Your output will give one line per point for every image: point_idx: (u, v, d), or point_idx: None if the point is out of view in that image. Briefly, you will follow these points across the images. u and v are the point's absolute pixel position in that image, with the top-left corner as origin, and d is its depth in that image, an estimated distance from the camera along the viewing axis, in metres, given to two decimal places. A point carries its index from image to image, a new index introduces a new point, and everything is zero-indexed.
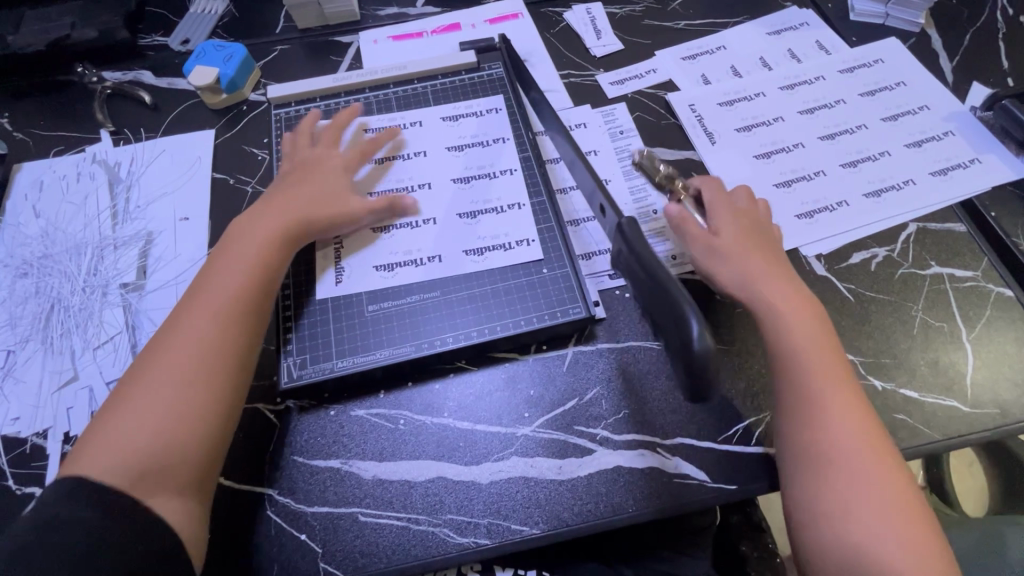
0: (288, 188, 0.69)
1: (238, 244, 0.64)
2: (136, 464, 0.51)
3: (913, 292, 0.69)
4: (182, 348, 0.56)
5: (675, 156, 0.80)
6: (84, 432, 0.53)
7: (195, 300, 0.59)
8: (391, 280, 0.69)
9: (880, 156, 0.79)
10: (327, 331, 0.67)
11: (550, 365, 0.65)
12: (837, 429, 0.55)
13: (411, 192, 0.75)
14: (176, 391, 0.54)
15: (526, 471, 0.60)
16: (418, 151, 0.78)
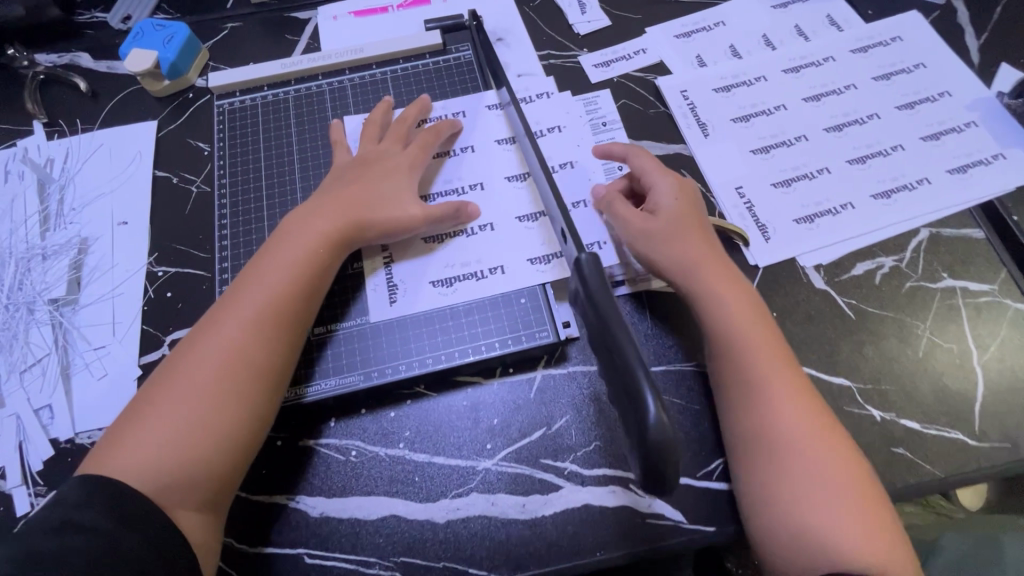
0: (336, 186, 0.64)
1: (280, 250, 0.59)
2: (159, 473, 0.50)
3: (920, 309, 0.63)
4: (216, 357, 0.54)
5: (665, 151, 0.72)
6: (117, 429, 0.52)
7: (234, 305, 0.56)
8: (450, 296, 0.63)
9: (892, 150, 0.70)
10: (373, 352, 0.61)
11: (516, 391, 0.60)
12: (781, 419, 0.52)
13: (462, 196, 0.68)
14: (207, 403, 0.52)
15: (485, 509, 0.55)
16: (467, 146, 0.70)
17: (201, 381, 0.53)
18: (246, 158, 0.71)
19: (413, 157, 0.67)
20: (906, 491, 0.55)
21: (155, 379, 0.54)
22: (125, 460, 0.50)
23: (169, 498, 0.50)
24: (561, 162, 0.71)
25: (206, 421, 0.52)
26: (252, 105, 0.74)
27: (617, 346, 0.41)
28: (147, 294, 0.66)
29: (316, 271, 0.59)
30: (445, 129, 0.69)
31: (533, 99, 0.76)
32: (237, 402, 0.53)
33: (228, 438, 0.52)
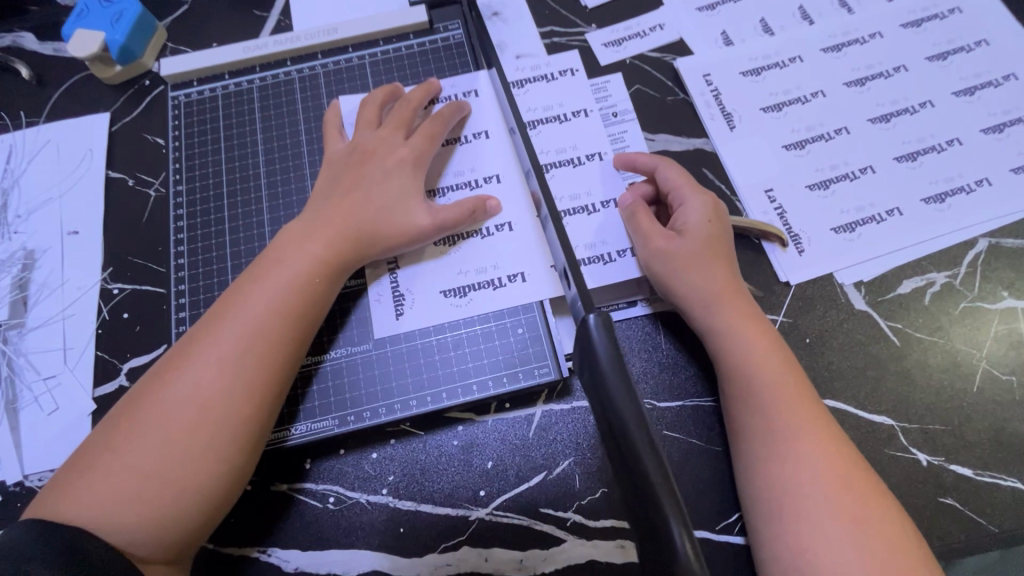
0: (338, 189, 0.55)
1: (274, 261, 0.51)
2: (124, 518, 0.41)
3: (975, 334, 0.55)
4: (201, 380, 0.45)
5: (684, 147, 0.63)
6: (79, 460, 0.43)
7: (223, 321, 0.48)
8: (465, 308, 0.55)
9: (947, 145, 0.61)
10: (377, 378, 0.54)
11: (513, 429, 0.53)
12: (797, 466, 0.44)
13: (476, 189, 0.59)
14: (186, 436, 0.43)
15: (478, 565, 0.49)
16: (480, 132, 0.61)
17: (180, 412, 0.44)
18: (207, 159, 0.63)
19: (419, 150, 0.57)
20: (955, 547, 0.48)
21: (128, 402, 0.45)
22: (84, 501, 0.41)
23: (139, 548, 0.41)
24: (591, 151, 0.61)
25: (186, 460, 0.43)
26: (212, 96, 0.66)
27: (627, 444, 0.30)
28: (102, 315, 0.59)
29: (318, 288, 0.51)
30: (451, 113, 0.59)
31: (555, 76, 0.65)
32: (224, 437, 0.44)
33: (213, 480, 0.44)
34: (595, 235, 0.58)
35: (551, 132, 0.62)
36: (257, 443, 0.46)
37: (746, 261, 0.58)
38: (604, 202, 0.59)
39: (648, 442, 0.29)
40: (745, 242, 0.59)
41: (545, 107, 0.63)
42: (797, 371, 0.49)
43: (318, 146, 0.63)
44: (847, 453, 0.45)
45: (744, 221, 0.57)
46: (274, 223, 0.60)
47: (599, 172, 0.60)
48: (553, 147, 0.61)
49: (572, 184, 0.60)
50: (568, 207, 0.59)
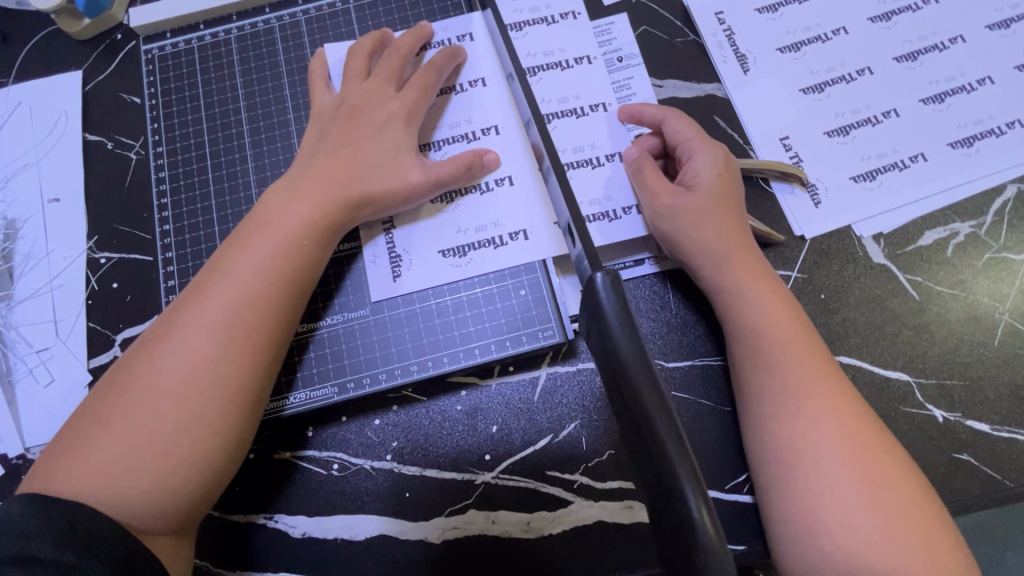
0: (324, 147, 0.52)
1: (258, 227, 0.48)
2: (121, 492, 0.40)
3: (998, 286, 0.52)
4: (190, 351, 0.43)
5: (694, 93, 0.59)
6: (72, 434, 0.42)
7: (209, 290, 0.45)
8: (464, 269, 0.53)
9: (978, 84, 0.57)
10: (375, 343, 0.53)
11: (517, 394, 0.52)
12: (808, 423, 0.43)
13: (473, 142, 0.56)
14: (177, 408, 0.42)
15: (485, 528, 0.49)
16: (476, 80, 0.57)
17: (170, 385, 0.42)
18: (186, 118, 0.59)
19: (412, 102, 0.54)
20: (967, 502, 0.48)
21: (118, 375, 0.44)
22: (78, 475, 0.40)
23: (139, 520, 0.41)
24: (595, 101, 0.57)
25: (180, 431, 0.42)
26: (186, 49, 0.61)
27: (638, 409, 0.28)
28: (90, 285, 0.57)
29: (306, 254, 0.48)
30: (445, 60, 0.55)
31: (556, 18, 0.60)
32: (217, 408, 0.43)
33: (208, 452, 0.43)
34: (600, 189, 0.55)
35: (552, 80, 0.58)
36: (252, 413, 0.45)
37: (759, 214, 0.55)
38: (610, 155, 0.56)
39: (661, 407, 0.27)
40: (758, 195, 0.56)
41: (546, 52, 0.59)
42: (807, 326, 0.47)
43: (303, 101, 0.59)
44: (858, 408, 0.44)
45: (760, 165, 0.54)
46: (261, 184, 0.57)
47: (604, 124, 0.57)
48: (554, 96, 0.57)
49: (575, 136, 0.56)
50: (571, 160, 0.56)
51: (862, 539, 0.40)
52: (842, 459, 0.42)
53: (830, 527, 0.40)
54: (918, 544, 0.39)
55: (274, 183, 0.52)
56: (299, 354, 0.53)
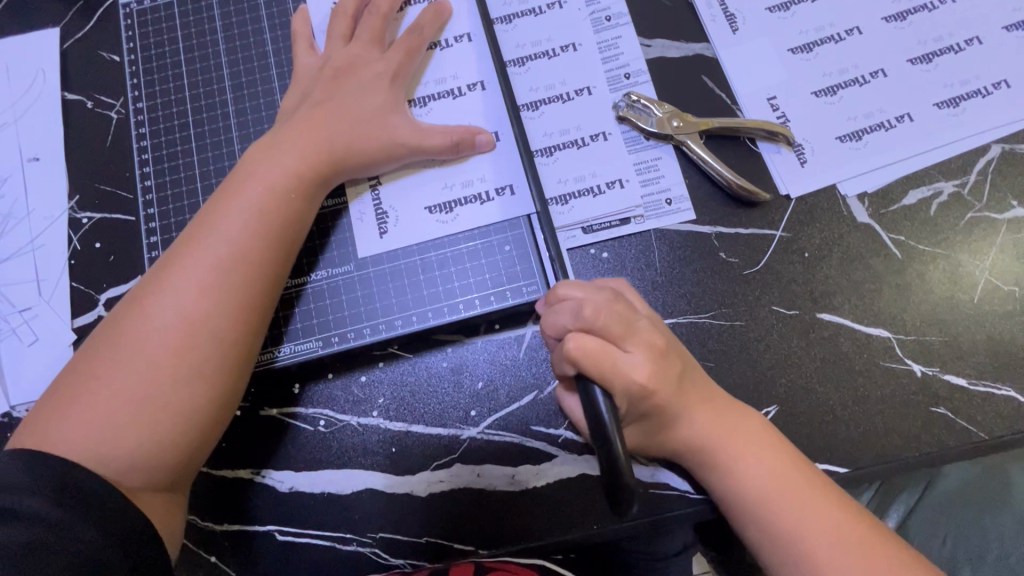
0: (307, 105, 0.52)
1: (243, 178, 0.48)
2: (118, 447, 0.41)
3: (979, 244, 0.53)
4: (178, 308, 0.43)
5: (683, 53, 0.58)
6: (63, 392, 0.42)
7: (195, 247, 0.45)
8: (450, 225, 0.53)
9: (967, 44, 0.57)
10: (360, 300, 0.53)
11: (503, 350, 0.52)
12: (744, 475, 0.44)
13: (457, 99, 0.55)
14: (168, 364, 0.42)
15: (470, 481, 0.50)
16: (461, 35, 0.57)
17: (160, 339, 0.43)
18: (167, 74, 0.59)
19: (396, 63, 0.54)
20: (942, 455, 0.49)
21: (106, 333, 0.44)
22: (73, 431, 0.41)
23: (131, 478, 0.41)
24: (579, 86, 0.57)
25: (173, 385, 0.42)
26: (166, 4, 0.60)
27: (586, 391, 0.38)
28: (73, 245, 0.56)
29: (292, 207, 0.48)
30: (430, 20, 0.56)
31: (543, 8, 0.59)
32: (209, 361, 0.43)
33: (199, 406, 0.43)
34: (587, 167, 0.55)
35: (539, 71, 0.58)
36: (243, 367, 0.46)
37: (745, 172, 0.55)
38: (594, 136, 0.56)
39: (610, 414, 0.36)
40: (746, 154, 0.56)
41: (534, 42, 0.58)
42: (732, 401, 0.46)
43: (286, 58, 0.58)
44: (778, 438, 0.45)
45: (739, 121, 0.54)
46: (244, 141, 0.57)
47: (590, 107, 0.57)
48: (541, 84, 0.57)
49: (561, 120, 0.56)
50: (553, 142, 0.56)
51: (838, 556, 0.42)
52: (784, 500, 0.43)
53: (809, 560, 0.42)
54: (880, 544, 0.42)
55: (256, 141, 0.51)
56: (285, 312, 0.52)
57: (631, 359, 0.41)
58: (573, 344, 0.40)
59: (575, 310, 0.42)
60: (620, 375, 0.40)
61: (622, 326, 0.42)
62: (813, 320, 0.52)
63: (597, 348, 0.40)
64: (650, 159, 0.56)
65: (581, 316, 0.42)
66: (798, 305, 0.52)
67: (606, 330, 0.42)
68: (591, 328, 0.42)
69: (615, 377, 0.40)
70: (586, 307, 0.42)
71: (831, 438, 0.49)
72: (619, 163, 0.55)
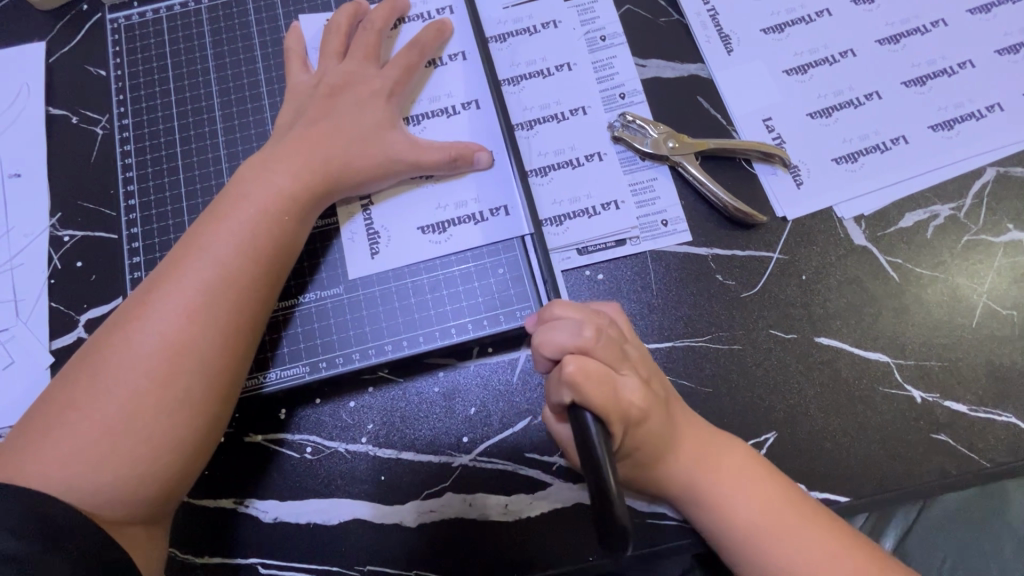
0: (299, 125, 0.51)
1: (235, 200, 0.47)
2: (99, 479, 0.39)
3: (978, 267, 0.52)
4: (164, 330, 0.42)
5: (677, 73, 0.58)
6: (41, 417, 0.40)
7: (183, 268, 0.44)
8: (443, 245, 0.52)
9: (959, 68, 0.57)
10: (348, 323, 0.51)
11: (496, 374, 0.51)
12: (728, 510, 0.43)
13: (452, 117, 0.55)
14: (152, 390, 0.41)
15: (462, 511, 0.48)
16: (457, 53, 0.57)
17: (145, 365, 0.41)
18: (155, 90, 0.57)
19: (392, 80, 0.53)
20: (945, 482, 0.48)
21: (89, 355, 0.42)
22: (49, 461, 0.39)
23: (110, 510, 0.39)
24: (574, 106, 0.57)
25: (157, 412, 0.41)
26: (155, 19, 0.59)
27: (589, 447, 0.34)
28: (53, 263, 0.55)
29: (284, 229, 0.47)
30: (430, 39, 0.56)
31: (538, 28, 0.59)
32: (195, 388, 0.42)
33: (183, 435, 0.42)
34: (581, 187, 0.55)
35: (535, 90, 0.57)
36: (231, 394, 0.44)
37: (741, 194, 0.55)
38: (589, 156, 0.55)
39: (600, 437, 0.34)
40: (742, 174, 0.55)
41: (528, 61, 0.58)
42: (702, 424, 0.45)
43: (277, 75, 0.57)
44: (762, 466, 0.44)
45: (735, 142, 0.54)
46: (233, 158, 0.55)
47: (585, 127, 0.56)
48: (536, 103, 0.57)
49: (556, 140, 0.56)
50: (548, 163, 0.55)
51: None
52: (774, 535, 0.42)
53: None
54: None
55: (249, 159, 0.50)
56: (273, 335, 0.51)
57: (627, 381, 0.40)
58: (575, 366, 0.38)
59: (576, 328, 0.41)
60: (626, 394, 0.40)
61: (618, 352, 0.42)
62: (811, 344, 0.51)
63: (601, 376, 0.38)
64: (645, 180, 0.55)
65: (583, 337, 0.40)
66: (796, 329, 0.51)
67: (603, 358, 0.40)
68: (589, 350, 0.40)
69: (618, 405, 0.38)
70: (587, 325, 0.41)
71: (831, 466, 0.48)
72: (614, 184, 0.55)
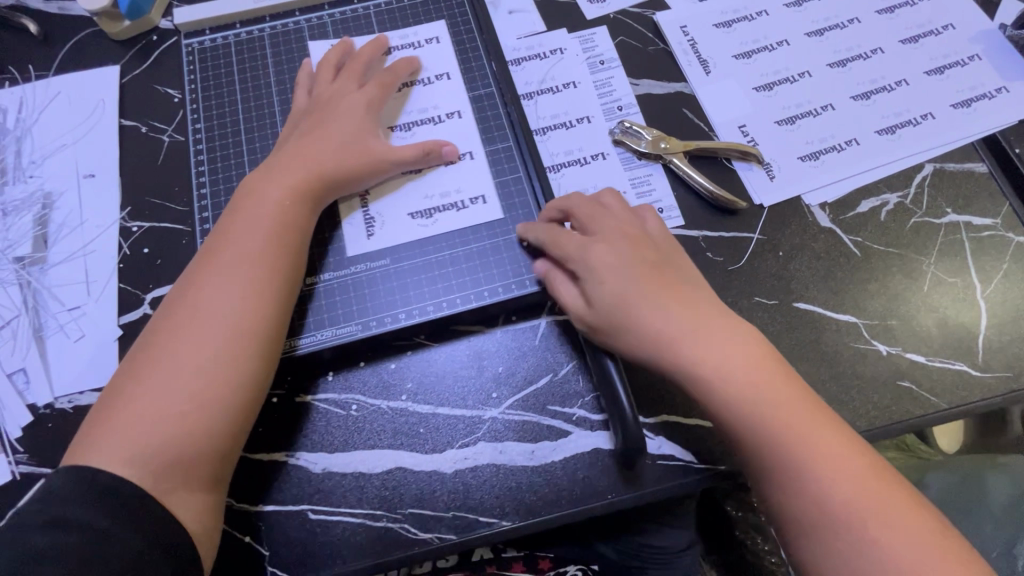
0: (291, 139, 0.60)
1: (245, 207, 0.55)
2: (161, 454, 0.46)
3: (925, 243, 0.62)
4: (203, 320, 0.50)
5: (666, 90, 0.69)
6: (100, 416, 0.47)
7: (212, 267, 0.52)
8: (430, 228, 0.61)
9: (896, 85, 0.69)
10: (354, 303, 0.58)
11: (520, 338, 0.58)
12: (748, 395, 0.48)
13: (439, 124, 0.65)
14: (197, 370, 0.48)
15: (493, 458, 0.54)
16: (440, 74, 0.67)
17: (188, 351, 0.48)
18: (222, 102, 0.66)
19: (372, 96, 0.63)
20: (910, 424, 0.55)
21: (137, 356, 0.49)
22: (113, 447, 0.45)
23: (171, 480, 0.46)
24: (580, 116, 0.67)
25: (201, 388, 0.48)
26: (223, 44, 0.69)
27: (610, 388, 0.52)
28: (123, 250, 0.62)
29: (293, 224, 0.55)
30: (403, 67, 0.66)
31: (547, 54, 0.70)
32: (230, 363, 0.49)
33: (224, 404, 0.48)
34: (589, 181, 0.64)
35: (547, 103, 0.68)
36: (260, 365, 0.50)
37: (725, 186, 0.64)
38: (595, 156, 0.65)
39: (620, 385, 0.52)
40: (725, 169, 0.65)
41: (540, 81, 0.69)
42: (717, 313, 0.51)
43: None
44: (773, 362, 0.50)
45: (717, 142, 0.64)
46: None
47: (590, 133, 0.66)
48: (548, 114, 0.67)
49: (566, 143, 0.66)
50: (559, 162, 0.65)
51: (827, 507, 0.45)
52: (790, 444, 0.47)
53: (789, 504, 0.47)
54: (885, 501, 0.45)
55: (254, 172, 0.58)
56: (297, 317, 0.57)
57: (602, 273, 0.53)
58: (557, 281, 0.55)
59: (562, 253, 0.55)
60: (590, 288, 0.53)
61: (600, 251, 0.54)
62: (791, 308, 0.59)
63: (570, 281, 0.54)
64: (642, 175, 0.64)
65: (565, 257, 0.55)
66: (777, 296, 0.60)
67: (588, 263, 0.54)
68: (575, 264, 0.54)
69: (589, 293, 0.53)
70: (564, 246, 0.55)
71: None
72: (617, 178, 0.64)
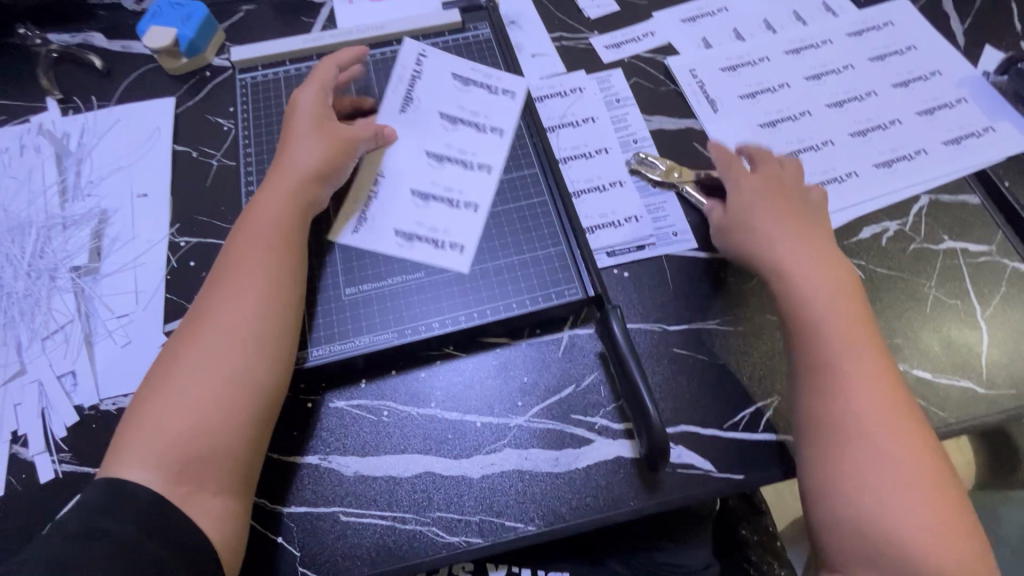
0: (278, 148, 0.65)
1: (246, 219, 0.59)
2: (182, 458, 0.48)
3: (925, 267, 0.66)
4: (217, 327, 0.53)
5: (677, 126, 0.75)
6: (124, 428, 0.50)
7: (223, 278, 0.55)
8: (406, 251, 0.65)
9: (890, 124, 0.74)
10: (370, 313, 0.62)
11: (544, 350, 0.61)
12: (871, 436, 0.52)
13: (466, 168, 0.69)
14: (211, 373, 0.51)
15: (519, 464, 0.56)
16: (495, 127, 0.72)
17: (204, 358, 0.51)
18: (270, 129, 0.72)
19: (321, 88, 0.67)
20: None
21: (156, 370, 0.52)
22: (138, 456, 0.48)
23: (194, 483, 0.48)
24: (599, 147, 0.72)
25: (218, 391, 0.51)
26: (274, 80, 0.75)
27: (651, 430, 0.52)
28: (170, 263, 0.66)
29: (290, 225, 0.59)
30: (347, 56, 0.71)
31: (568, 92, 0.76)
32: (241, 362, 0.52)
33: (238, 404, 0.51)
34: (608, 206, 0.69)
35: (568, 135, 0.73)
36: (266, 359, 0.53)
37: None
38: (612, 183, 0.70)
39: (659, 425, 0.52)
40: None
41: (561, 116, 0.75)
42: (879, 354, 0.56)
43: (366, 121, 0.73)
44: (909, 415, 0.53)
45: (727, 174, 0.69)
46: None
47: (608, 162, 0.72)
48: (568, 145, 0.73)
49: (586, 171, 0.71)
50: (579, 188, 0.70)
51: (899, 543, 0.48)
52: (859, 484, 0.50)
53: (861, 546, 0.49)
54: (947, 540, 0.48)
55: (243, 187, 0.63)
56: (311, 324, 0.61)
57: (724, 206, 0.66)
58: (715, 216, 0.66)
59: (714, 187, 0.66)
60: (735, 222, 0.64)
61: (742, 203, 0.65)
62: None
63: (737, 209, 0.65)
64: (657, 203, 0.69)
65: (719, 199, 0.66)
66: None
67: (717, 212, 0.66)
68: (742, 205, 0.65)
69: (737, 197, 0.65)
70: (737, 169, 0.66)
71: None
72: (633, 204, 0.69)
